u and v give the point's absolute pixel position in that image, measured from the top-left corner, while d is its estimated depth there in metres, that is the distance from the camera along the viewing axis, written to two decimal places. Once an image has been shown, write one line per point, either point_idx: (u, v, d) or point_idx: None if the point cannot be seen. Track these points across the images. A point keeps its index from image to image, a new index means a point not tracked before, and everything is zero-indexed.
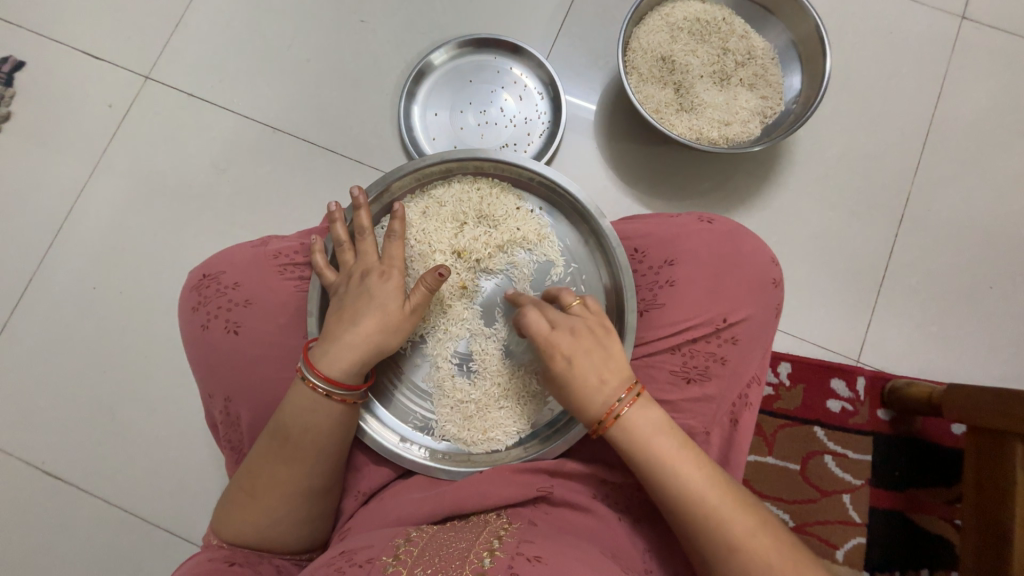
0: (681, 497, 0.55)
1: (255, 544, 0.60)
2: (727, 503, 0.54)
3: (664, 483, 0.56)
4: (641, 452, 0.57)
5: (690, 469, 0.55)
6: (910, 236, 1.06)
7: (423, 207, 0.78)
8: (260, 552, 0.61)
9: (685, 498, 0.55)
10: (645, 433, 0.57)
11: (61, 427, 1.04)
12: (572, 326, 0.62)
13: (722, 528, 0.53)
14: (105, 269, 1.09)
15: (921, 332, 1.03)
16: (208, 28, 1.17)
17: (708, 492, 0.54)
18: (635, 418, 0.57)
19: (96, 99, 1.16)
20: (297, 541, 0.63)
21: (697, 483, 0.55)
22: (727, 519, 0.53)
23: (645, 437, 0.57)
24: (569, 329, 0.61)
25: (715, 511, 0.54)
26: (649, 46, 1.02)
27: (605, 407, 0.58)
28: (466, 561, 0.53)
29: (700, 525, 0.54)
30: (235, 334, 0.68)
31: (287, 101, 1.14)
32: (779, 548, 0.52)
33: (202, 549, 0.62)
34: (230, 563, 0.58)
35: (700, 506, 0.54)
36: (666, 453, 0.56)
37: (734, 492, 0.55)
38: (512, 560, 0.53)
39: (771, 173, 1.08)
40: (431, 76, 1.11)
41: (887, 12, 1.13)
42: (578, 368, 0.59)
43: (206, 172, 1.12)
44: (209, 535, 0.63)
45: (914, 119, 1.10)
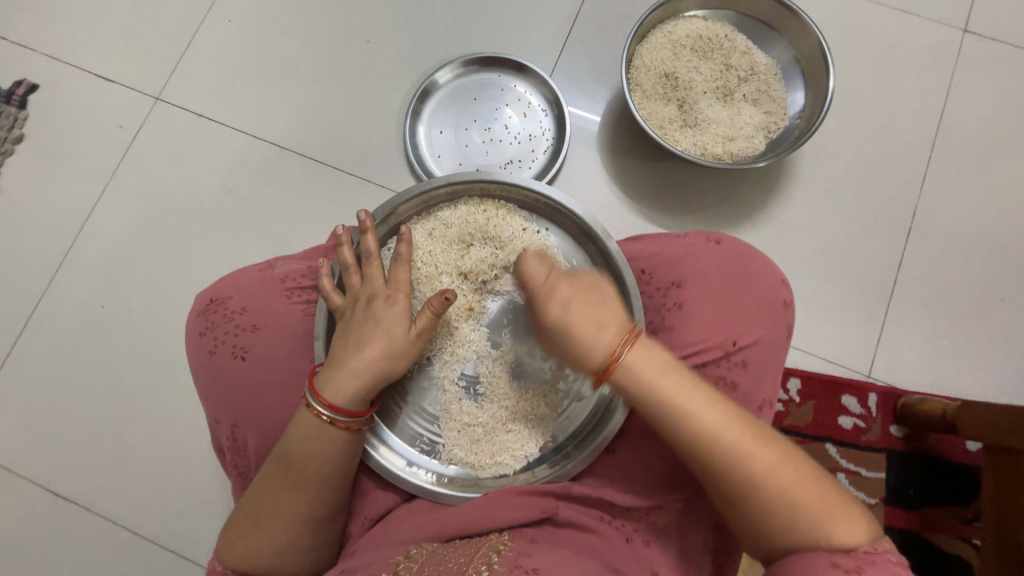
0: (700, 438, 0.53)
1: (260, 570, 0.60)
2: (749, 437, 0.53)
3: (679, 425, 0.54)
4: (654, 390, 0.56)
5: (707, 407, 0.54)
6: (917, 250, 1.05)
7: (429, 230, 0.79)
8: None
9: (703, 437, 0.53)
10: (656, 376, 0.56)
11: (68, 446, 1.04)
12: (568, 276, 0.64)
13: (746, 464, 0.52)
14: (113, 288, 1.10)
15: (931, 347, 1.02)
16: (217, 49, 1.19)
17: (729, 426, 0.53)
18: (638, 361, 0.57)
19: (108, 120, 1.17)
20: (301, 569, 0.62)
21: (716, 422, 0.53)
22: (750, 454, 0.52)
23: (653, 379, 0.56)
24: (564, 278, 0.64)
25: (736, 446, 0.52)
26: (652, 63, 1.03)
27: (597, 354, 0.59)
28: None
29: (720, 464, 0.52)
30: (242, 360, 0.68)
31: (294, 121, 1.15)
32: (801, 479, 0.51)
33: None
34: None
35: (720, 446, 0.53)
36: (681, 392, 0.55)
37: (756, 427, 0.54)
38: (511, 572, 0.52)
39: (775, 188, 1.08)
40: (435, 95, 1.13)
41: (888, 26, 1.14)
42: (574, 312, 0.61)
43: (213, 192, 1.13)
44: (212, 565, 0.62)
45: (919, 131, 1.10)
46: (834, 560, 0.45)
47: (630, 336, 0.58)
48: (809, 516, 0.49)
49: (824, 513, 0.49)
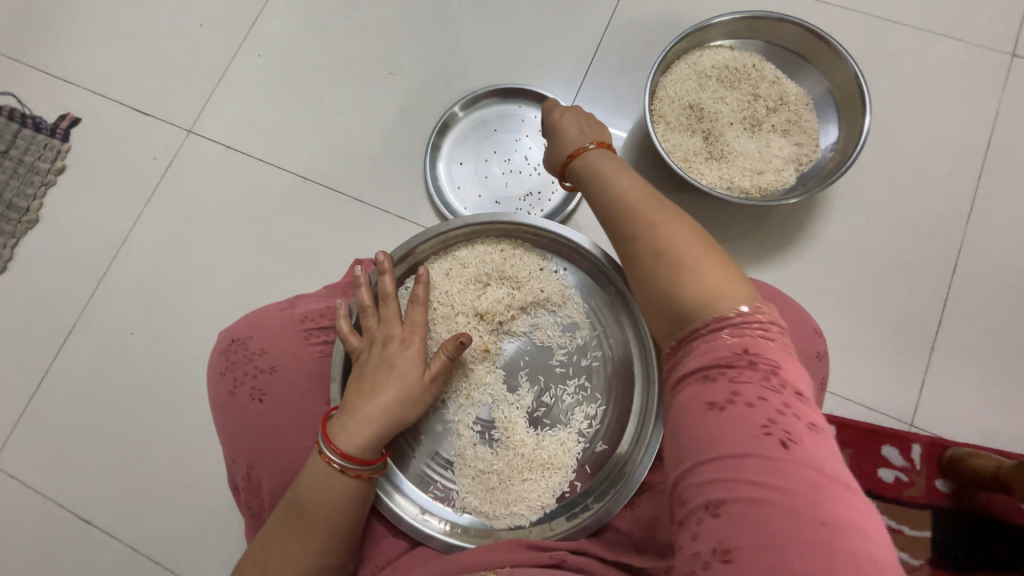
0: (620, 213, 0.54)
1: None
2: (676, 225, 0.50)
3: (612, 199, 0.56)
4: (595, 176, 0.60)
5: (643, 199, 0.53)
6: (964, 288, 0.99)
7: (446, 269, 0.78)
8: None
9: (627, 216, 0.53)
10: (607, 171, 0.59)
11: (93, 469, 1.07)
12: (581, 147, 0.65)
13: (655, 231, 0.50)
14: (142, 315, 1.13)
15: (981, 394, 0.95)
16: (247, 83, 1.23)
17: (656, 217, 0.51)
18: (595, 158, 0.62)
19: (143, 152, 1.22)
20: None
21: (642, 201, 0.53)
22: (662, 226, 0.50)
23: (599, 167, 0.61)
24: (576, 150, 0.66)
25: (655, 229, 0.50)
26: (676, 95, 1.01)
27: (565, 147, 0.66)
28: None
29: (634, 234, 0.51)
30: (259, 402, 0.68)
31: (317, 152, 1.17)
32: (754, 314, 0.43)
33: None
34: None
35: (637, 213, 0.52)
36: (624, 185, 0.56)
37: (689, 223, 0.50)
38: None
39: (807, 221, 1.03)
40: (456, 127, 1.13)
41: (928, 52, 1.09)
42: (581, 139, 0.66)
43: (239, 222, 1.16)
44: None
45: (964, 162, 1.04)
46: (711, 398, 0.39)
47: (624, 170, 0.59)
48: (699, 302, 0.44)
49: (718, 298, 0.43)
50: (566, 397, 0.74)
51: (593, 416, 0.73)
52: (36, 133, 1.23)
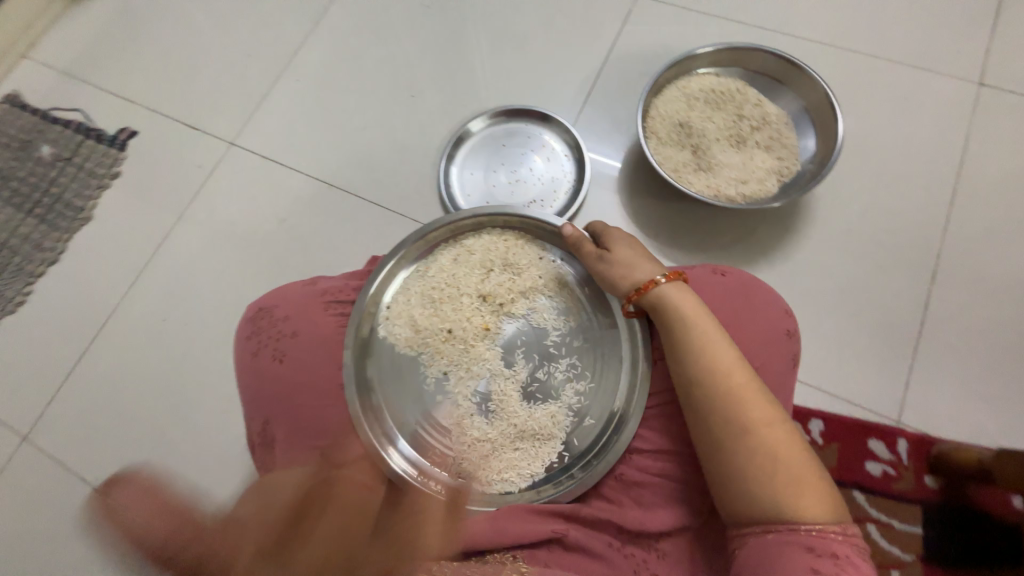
0: (711, 378, 0.60)
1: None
2: (759, 398, 0.59)
3: (702, 361, 0.61)
4: (689, 325, 0.64)
5: (733, 363, 0.60)
6: (945, 293, 1.04)
7: (455, 255, 0.87)
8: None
9: (720, 384, 0.59)
10: (698, 320, 0.63)
11: (117, 446, 1.14)
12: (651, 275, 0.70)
13: (741, 405, 0.58)
14: (175, 304, 1.24)
15: (967, 394, 0.97)
16: (285, 103, 1.38)
17: (744, 386, 0.59)
18: (683, 299, 0.66)
19: (189, 160, 1.37)
20: None
21: (729, 366, 0.60)
22: (749, 403, 0.58)
23: (688, 314, 0.64)
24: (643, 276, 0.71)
25: (745, 402, 0.58)
26: (666, 114, 1.12)
27: (641, 282, 0.70)
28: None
29: (726, 406, 0.58)
30: (280, 363, 0.74)
31: (343, 162, 1.30)
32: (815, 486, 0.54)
33: None
34: None
35: (728, 384, 0.59)
36: (716, 342, 0.61)
37: (764, 392, 0.60)
38: None
39: (792, 229, 1.10)
40: (468, 141, 1.25)
41: (901, 80, 1.19)
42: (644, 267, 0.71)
43: (269, 222, 1.28)
44: None
45: (939, 177, 1.11)
46: (814, 566, 0.49)
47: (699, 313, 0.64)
48: (789, 487, 0.54)
49: (804, 486, 0.54)
50: (559, 375, 0.79)
51: (582, 392, 0.78)
52: (98, 143, 1.39)
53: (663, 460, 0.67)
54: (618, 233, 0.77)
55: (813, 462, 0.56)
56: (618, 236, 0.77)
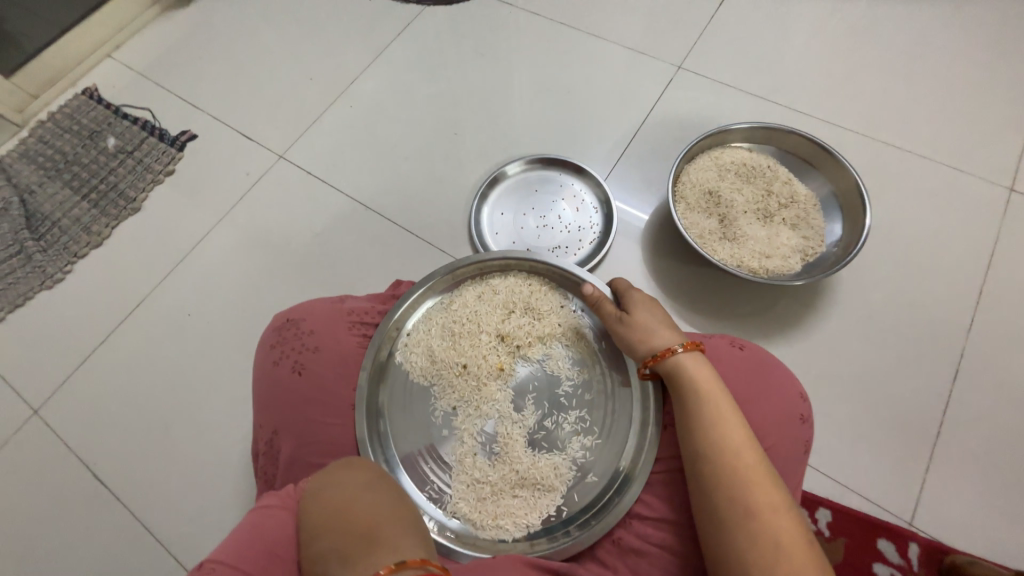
0: (720, 455, 0.60)
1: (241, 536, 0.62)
2: (766, 482, 0.58)
3: (712, 436, 0.61)
4: (702, 398, 0.64)
5: (743, 442, 0.60)
6: (966, 394, 1.01)
7: (479, 292, 0.89)
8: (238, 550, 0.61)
9: (728, 461, 0.59)
10: (712, 394, 0.64)
11: (121, 432, 1.15)
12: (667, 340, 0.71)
13: (748, 488, 0.57)
14: (202, 301, 1.28)
15: (985, 504, 0.93)
16: (336, 126, 1.47)
17: (753, 468, 0.59)
18: (699, 371, 0.66)
19: (239, 167, 1.45)
20: None
21: (739, 444, 0.60)
22: (759, 487, 0.57)
23: (702, 387, 0.65)
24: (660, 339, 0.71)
25: (751, 484, 0.58)
26: (697, 181, 1.16)
27: (659, 348, 0.71)
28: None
29: (733, 486, 0.58)
30: (298, 376, 0.76)
31: (382, 187, 1.37)
32: None
33: None
34: None
35: (736, 463, 0.59)
36: (728, 418, 0.62)
37: (773, 477, 0.59)
38: None
39: (812, 308, 1.11)
40: (503, 182, 1.30)
41: (930, 176, 1.21)
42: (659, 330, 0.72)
43: (304, 235, 1.33)
44: None
45: (965, 275, 1.11)
46: None
47: (713, 385, 0.65)
48: None
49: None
50: (566, 425, 0.79)
51: (588, 447, 0.78)
52: (159, 141, 1.49)
53: (664, 530, 0.65)
54: (642, 295, 0.79)
55: (820, 559, 0.55)
56: (642, 298, 0.78)
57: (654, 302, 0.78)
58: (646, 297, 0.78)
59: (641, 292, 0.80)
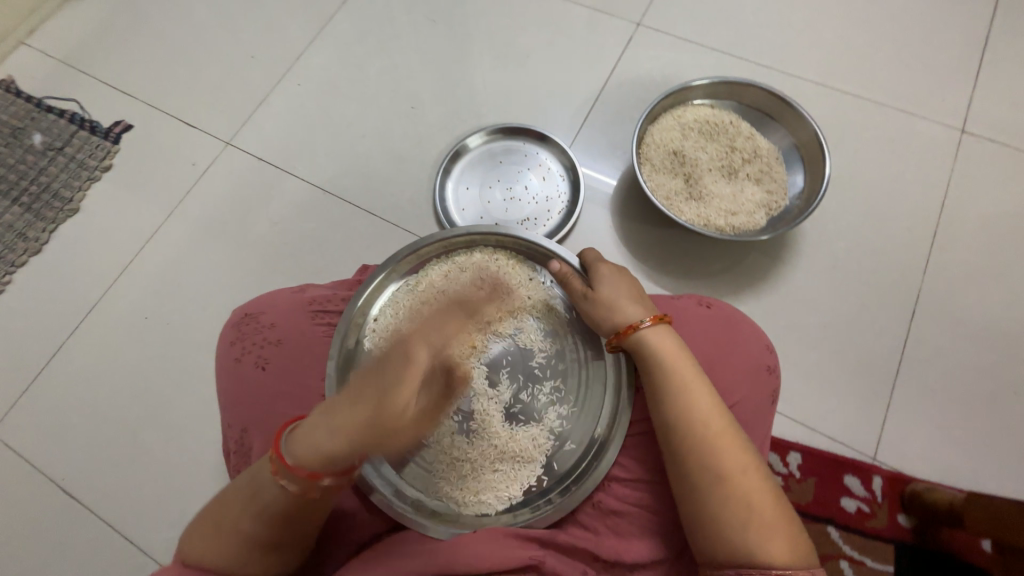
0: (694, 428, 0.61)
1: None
2: (737, 448, 0.60)
3: (685, 409, 0.62)
4: (667, 368, 0.65)
5: (711, 408, 0.62)
6: (924, 331, 1.06)
7: (445, 272, 0.87)
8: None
9: (703, 435, 0.60)
10: (680, 363, 0.64)
11: (88, 445, 1.11)
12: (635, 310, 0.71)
13: (716, 450, 0.59)
14: (159, 302, 1.22)
15: (942, 434, 0.99)
16: (285, 106, 1.39)
17: (724, 435, 0.60)
18: (670, 343, 0.66)
19: (184, 158, 1.36)
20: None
21: (706, 411, 0.61)
22: (726, 448, 0.59)
23: (670, 355, 0.65)
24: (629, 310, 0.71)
25: (726, 454, 0.59)
26: (661, 141, 1.14)
27: (626, 322, 0.70)
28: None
29: (707, 457, 0.59)
30: (263, 370, 0.74)
31: (340, 169, 1.31)
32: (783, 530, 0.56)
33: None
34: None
35: (709, 434, 0.60)
36: (696, 386, 0.63)
37: (739, 437, 0.61)
38: None
39: (778, 262, 1.13)
40: (466, 156, 1.26)
41: (888, 123, 1.23)
42: (623, 303, 0.72)
43: (261, 224, 1.27)
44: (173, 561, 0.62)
45: (921, 219, 1.14)
46: None
47: (679, 352, 0.65)
48: (759, 530, 0.56)
49: (775, 530, 0.56)
50: (542, 397, 0.80)
51: (565, 416, 0.78)
52: (91, 135, 1.38)
53: (641, 489, 0.68)
54: (612, 267, 0.78)
55: (782, 504, 0.59)
56: (612, 270, 0.77)
57: (624, 272, 0.77)
58: (616, 269, 0.77)
59: (611, 264, 0.79)
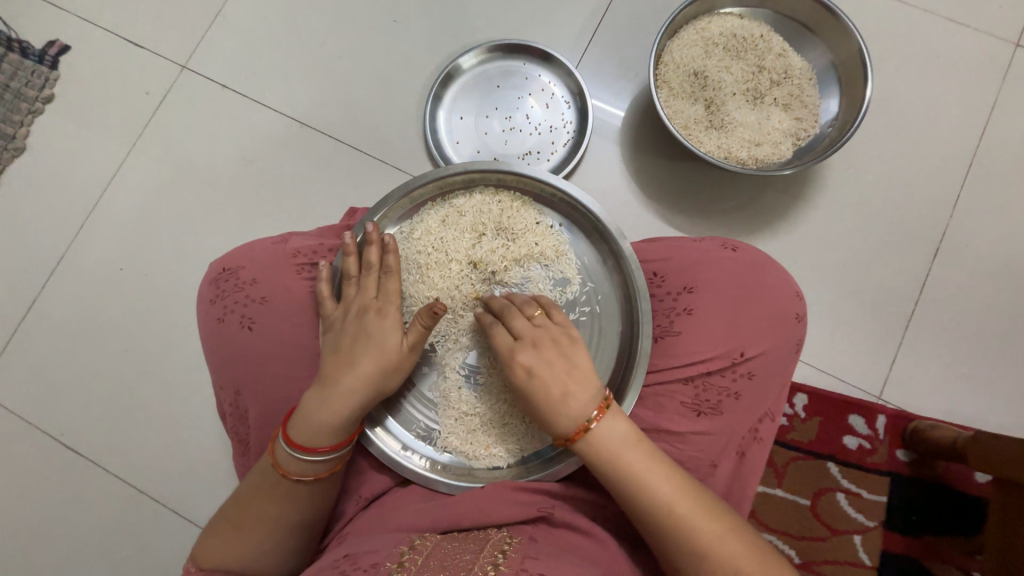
0: (646, 508, 0.55)
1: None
2: (699, 512, 0.54)
3: (631, 491, 0.56)
4: (617, 466, 0.56)
5: (658, 479, 0.55)
6: (944, 271, 1.02)
7: (442, 216, 0.78)
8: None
9: (656, 512, 0.54)
10: (617, 446, 0.57)
11: (81, 401, 1.08)
12: (565, 392, 0.59)
13: (696, 536, 0.53)
14: (132, 252, 1.13)
15: (948, 372, 0.99)
16: (245, 21, 1.19)
17: (680, 504, 0.54)
18: (605, 435, 0.57)
19: (135, 86, 1.19)
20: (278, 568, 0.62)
21: (671, 497, 0.54)
22: (705, 531, 0.53)
23: (618, 453, 0.57)
24: (560, 390, 0.59)
25: (685, 521, 0.53)
26: (681, 60, 1.00)
27: (569, 426, 0.58)
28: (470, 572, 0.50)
29: (667, 534, 0.54)
30: (249, 331, 0.69)
31: (316, 97, 1.15)
32: None
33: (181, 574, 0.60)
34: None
35: (665, 511, 0.54)
36: (637, 464, 0.56)
37: (714, 509, 0.55)
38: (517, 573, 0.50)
39: (800, 198, 1.05)
40: (459, 80, 1.11)
41: (935, 36, 1.08)
42: (544, 382, 0.60)
43: (234, 164, 1.14)
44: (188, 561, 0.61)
45: (957, 148, 1.05)
46: None
47: (623, 438, 0.57)
48: None
49: None
50: None
51: None
52: (22, 58, 1.19)
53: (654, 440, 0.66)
54: (529, 352, 0.62)
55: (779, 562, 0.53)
56: (528, 360, 0.61)
57: (543, 354, 0.61)
58: (532, 354, 0.61)
59: (529, 346, 0.62)
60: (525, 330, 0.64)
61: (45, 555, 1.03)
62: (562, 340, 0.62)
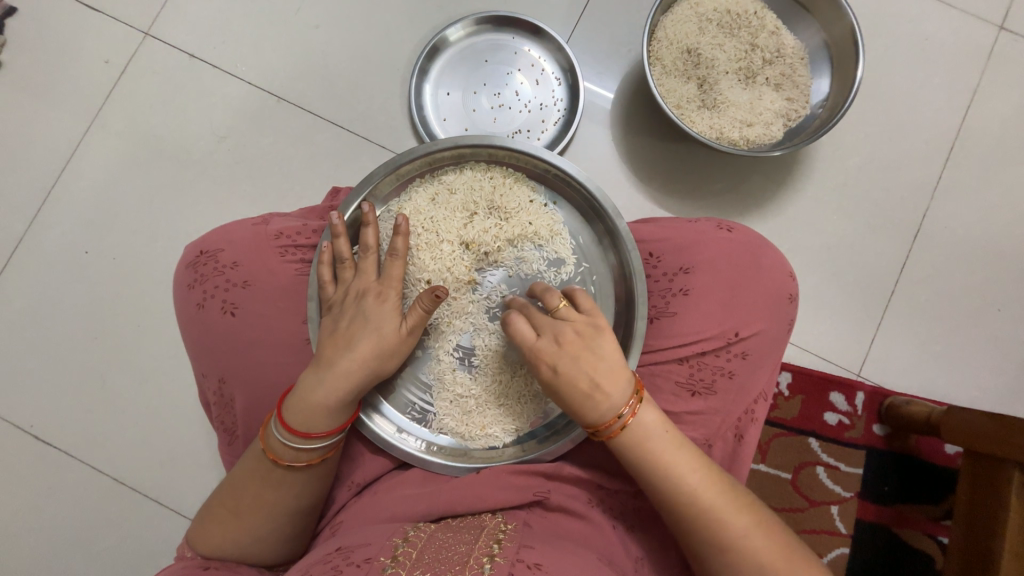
0: (668, 498, 0.56)
1: (235, 560, 0.59)
2: (720, 505, 0.55)
3: (653, 479, 0.56)
4: (645, 455, 0.56)
5: (683, 469, 0.56)
6: (923, 253, 1.04)
7: (432, 194, 0.76)
8: (243, 564, 0.59)
9: (676, 498, 0.55)
10: (646, 439, 0.56)
11: (50, 391, 1.02)
12: (590, 385, 0.57)
13: (712, 525, 0.54)
14: (98, 233, 1.06)
15: (922, 351, 1.03)
16: None
17: (701, 493, 0.55)
18: (637, 424, 0.56)
19: (94, 53, 1.10)
20: (274, 555, 0.62)
21: (693, 485, 0.55)
22: (723, 521, 0.54)
23: (648, 441, 0.56)
24: (585, 384, 0.57)
25: (705, 512, 0.54)
26: (675, 36, 0.98)
27: (606, 419, 0.56)
28: (465, 566, 0.49)
29: (687, 522, 0.55)
30: (232, 317, 0.66)
31: (292, 69, 1.09)
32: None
33: (177, 560, 0.60)
34: (204, 567, 0.56)
35: (686, 502, 0.55)
36: (665, 455, 0.56)
37: (733, 500, 0.55)
38: (512, 565, 0.50)
39: (788, 179, 1.05)
40: (445, 53, 1.06)
41: (923, 17, 1.08)
42: (566, 376, 0.58)
43: (205, 140, 1.08)
44: (183, 546, 0.61)
45: (939, 131, 1.07)
46: None
47: (654, 430, 0.57)
48: None
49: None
50: None
51: None
52: None
53: None
54: (552, 347, 0.59)
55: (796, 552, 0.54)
56: (551, 357, 0.59)
57: (565, 349, 0.59)
58: (553, 350, 0.59)
59: (550, 341, 0.60)
60: (546, 324, 0.61)
61: (21, 549, 0.99)
62: (585, 334, 0.59)
